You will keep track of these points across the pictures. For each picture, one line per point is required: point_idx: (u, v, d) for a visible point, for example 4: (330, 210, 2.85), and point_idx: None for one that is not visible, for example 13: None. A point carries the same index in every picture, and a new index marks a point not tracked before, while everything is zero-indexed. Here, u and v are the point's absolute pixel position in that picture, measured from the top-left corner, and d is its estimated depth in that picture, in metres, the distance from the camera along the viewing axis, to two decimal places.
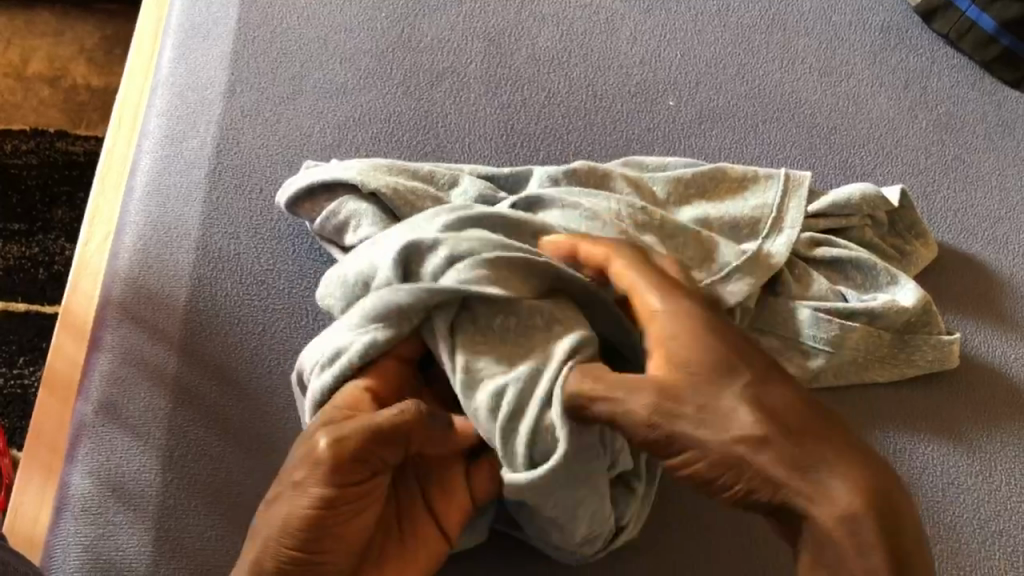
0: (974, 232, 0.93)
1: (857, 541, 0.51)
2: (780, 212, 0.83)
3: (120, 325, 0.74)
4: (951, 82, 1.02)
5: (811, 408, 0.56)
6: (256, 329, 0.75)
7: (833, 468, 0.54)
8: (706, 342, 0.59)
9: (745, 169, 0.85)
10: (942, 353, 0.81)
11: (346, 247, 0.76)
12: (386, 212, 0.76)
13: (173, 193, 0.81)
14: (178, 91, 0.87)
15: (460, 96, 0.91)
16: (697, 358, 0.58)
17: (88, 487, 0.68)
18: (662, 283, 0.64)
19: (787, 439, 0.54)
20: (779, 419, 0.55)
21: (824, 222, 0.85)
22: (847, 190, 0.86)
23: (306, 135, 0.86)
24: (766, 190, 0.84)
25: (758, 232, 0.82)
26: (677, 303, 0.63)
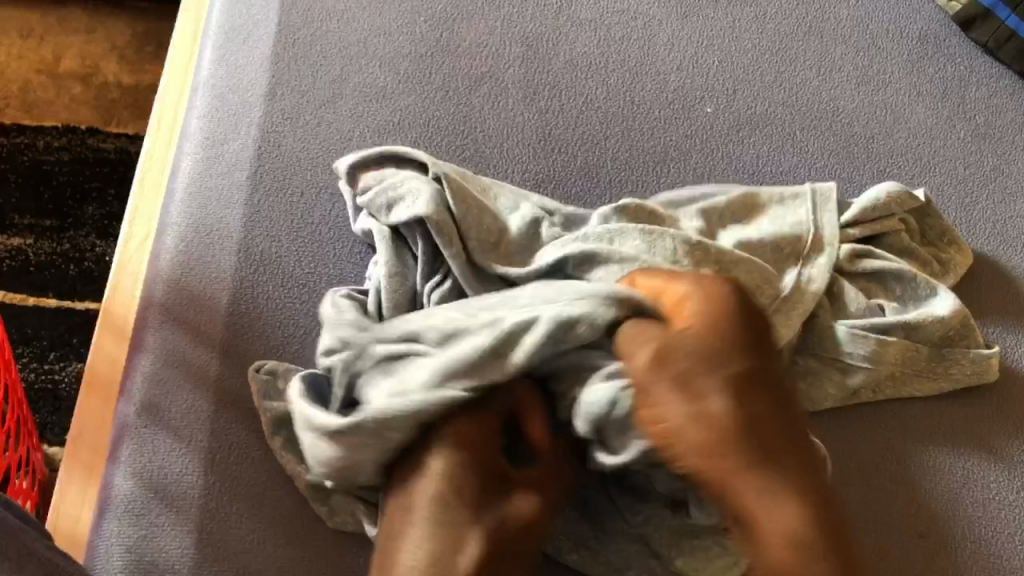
0: (1014, 244, 0.92)
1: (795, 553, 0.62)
2: (819, 228, 0.83)
3: (162, 326, 0.75)
4: (989, 92, 1.02)
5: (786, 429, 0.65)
6: (298, 332, 0.76)
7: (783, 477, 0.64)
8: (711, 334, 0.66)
9: (772, 193, 0.85)
10: (983, 365, 0.80)
11: (386, 223, 0.77)
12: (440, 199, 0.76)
13: (214, 195, 0.81)
14: (219, 92, 0.87)
15: (498, 101, 0.91)
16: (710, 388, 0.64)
17: (132, 488, 0.68)
18: (709, 303, 0.66)
19: (730, 460, 0.63)
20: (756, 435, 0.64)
21: (856, 230, 0.85)
22: (872, 192, 0.86)
23: (346, 139, 0.86)
24: (798, 208, 0.84)
25: (801, 249, 0.82)
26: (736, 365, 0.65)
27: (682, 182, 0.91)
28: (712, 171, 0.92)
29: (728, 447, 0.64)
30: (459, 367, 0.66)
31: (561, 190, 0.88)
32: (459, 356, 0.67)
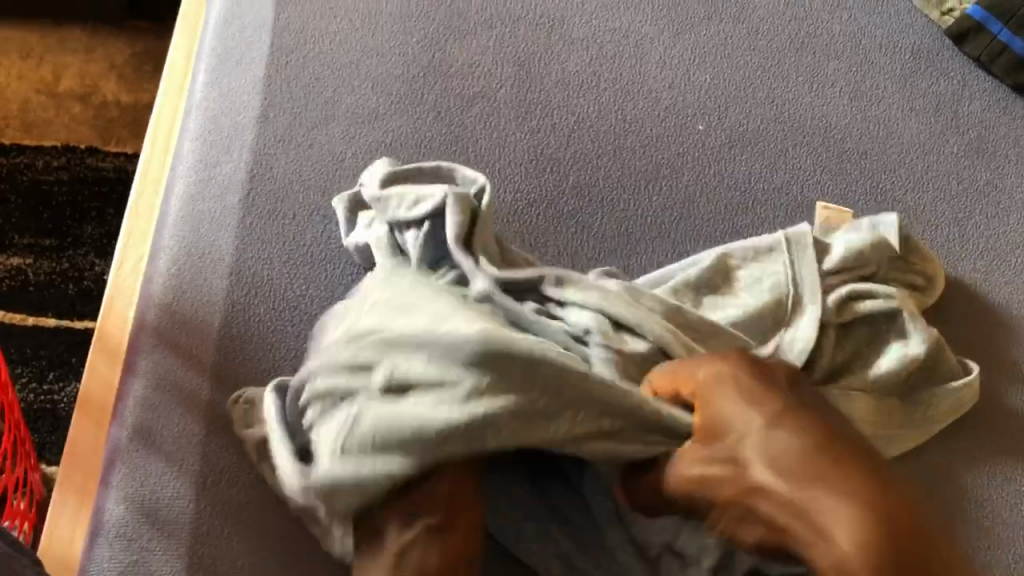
0: (1007, 258, 0.92)
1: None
2: (796, 284, 0.80)
3: (154, 350, 0.75)
4: (982, 106, 1.02)
5: (839, 459, 0.60)
6: (289, 354, 0.76)
7: (839, 519, 0.58)
8: (723, 395, 0.65)
9: (744, 252, 0.83)
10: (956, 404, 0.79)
11: (405, 219, 0.79)
12: (468, 202, 0.79)
13: (207, 218, 0.82)
14: (212, 115, 0.88)
15: (490, 120, 0.92)
16: (742, 455, 0.62)
17: (124, 512, 0.68)
18: (731, 381, 0.66)
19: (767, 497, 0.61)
20: (799, 483, 0.60)
21: (841, 277, 0.82)
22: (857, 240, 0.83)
23: (339, 160, 0.86)
24: (771, 263, 0.82)
25: (783, 312, 0.79)
26: (761, 425, 0.63)
27: (674, 199, 0.91)
28: (704, 189, 0.92)
29: (767, 500, 0.61)
30: (405, 433, 0.63)
31: (553, 210, 0.89)
32: (409, 417, 0.63)
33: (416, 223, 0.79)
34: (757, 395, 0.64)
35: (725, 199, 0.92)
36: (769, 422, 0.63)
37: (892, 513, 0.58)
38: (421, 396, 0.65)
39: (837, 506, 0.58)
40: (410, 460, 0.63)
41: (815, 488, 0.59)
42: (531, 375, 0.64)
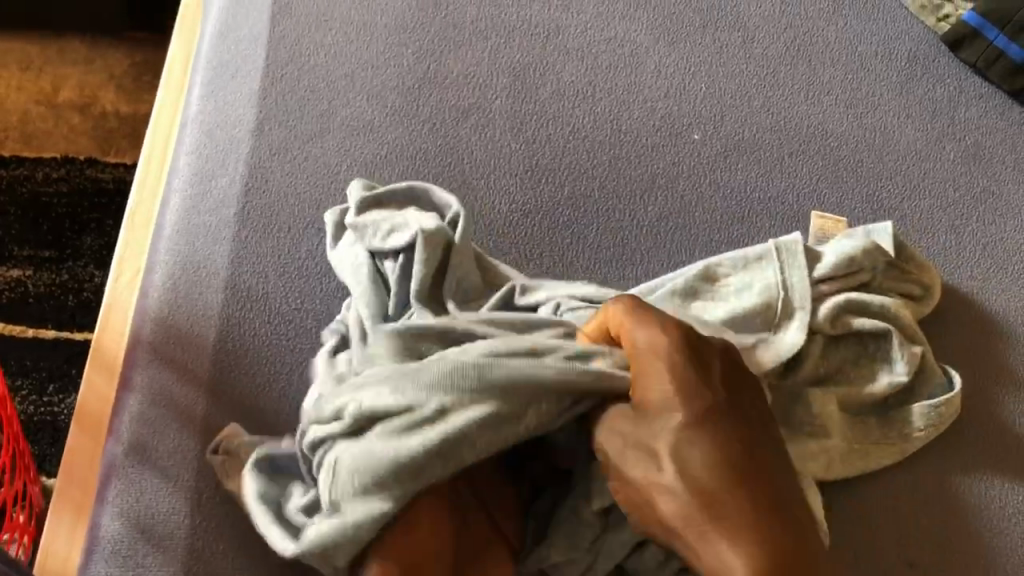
0: (1004, 266, 0.92)
1: None
2: (787, 290, 0.80)
3: (150, 365, 0.75)
4: (978, 112, 1.01)
5: (752, 480, 0.60)
6: (283, 368, 0.76)
7: (737, 541, 0.58)
8: (663, 376, 0.64)
9: (733, 260, 0.83)
10: (940, 418, 0.79)
11: (381, 249, 0.78)
12: (441, 232, 0.77)
13: (202, 232, 0.82)
14: (207, 128, 0.88)
15: (485, 132, 0.92)
16: (658, 448, 0.61)
17: (119, 528, 0.68)
18: (669, 362, 0.64)
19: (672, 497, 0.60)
20: (702, 493, 0.59)
21: (830, 283, 0.82)
22: (851, 245, 0.83)
23: (334, 173, 0.86)
24: (763, 271, 0.82)
25: (772, 318, 0.79)
26: (682, 423, 0.62)
27: (670, 209, 0.91)
28: (700, 198, 0.92)
29: (670, 499, 0.60)
30: (376, 470, 0.62)
31: (548, 221, 0.89)
32: (380, 452, 0.63)
33: (392, 254, 0.78)
34: (691, 388, 0.63)
35: (721, 208, 0.92)
36: (690, 421, 0.62)
37: (790, 544, 0.58)
38: (388, 427, 0.64)
39: (737, 529, 0.58)
40: (389, 495, 0.62)
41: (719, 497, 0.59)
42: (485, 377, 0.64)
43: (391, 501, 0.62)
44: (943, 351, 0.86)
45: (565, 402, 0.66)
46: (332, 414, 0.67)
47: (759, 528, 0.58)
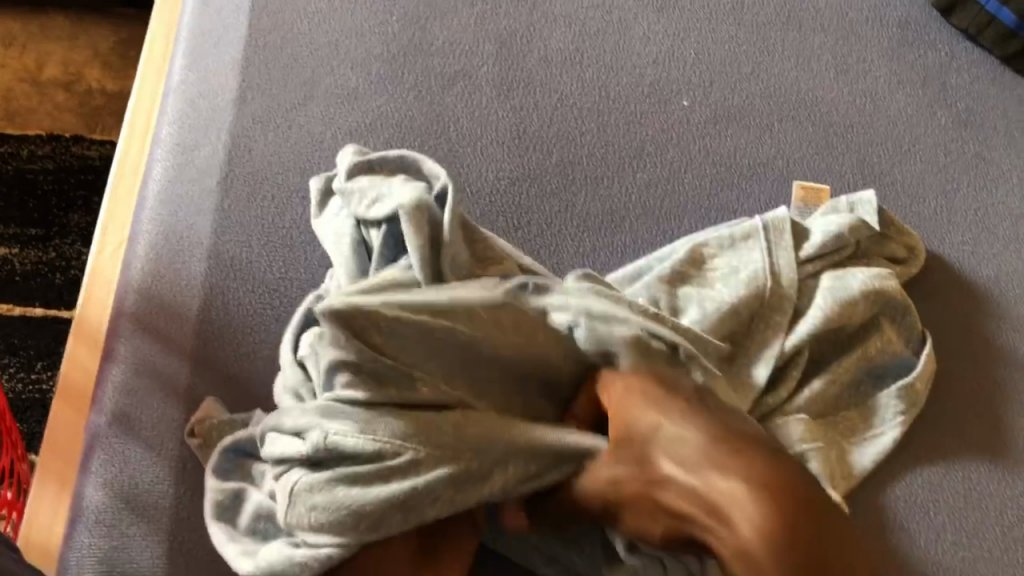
0: (995, 230, 0.91)
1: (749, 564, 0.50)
2: (774, 272, 0.79)
3: (133, 335, 0.74)
4: (970, 78, 1.00)
5: (742, 443, 0.54)
6: (268, 337, 0.75)
7: (734, 501, 0.52)
8: (637, 400, 0.61)
9: (720, 241, 0.81)
10: (914, 397, 0.77)
11: (366, 218, 0.75)
12: (427, 207, 0.74)
13: (185, 201, 0.81)
14: (189, 98, 0.87)
15: (471, 99, 0.91)
16: (647, 453, 0.58)
17: (102, 499, 0.68)
18: (638, 388, 0.63)
19: (671, 490, 0.55)
20: (692, 464, 0.55)
21: (814, 264, 0.80)
22: (835, 224, 0.82)
23: (317, 142, 0.85)
24: (751, 251, 0.80)
25: (761, 301, 0.78)
26: (662, 423, 0.58)
27: (658, 176, 0.90)
28: (690, 166, 0.91)
29: (666, 494, 0.56)
30: (339, 518, 0.60)
31: (536, 188, 0.88)
32: (340, 498, 0.60)
33: (375, 222, 0.75)
34: (662, 401, 0.60)
35: (710, 175, 0.91)
36: (664, 418, 0.58)
37: (795, 530, 0.50)
38: (353, 471, 0.61)
39: (739, 502, 0.51)
40: (339, 543, 0.60)
41: (701, 458, 0.55)
42: (462, 431, 0.63)
43: (341, 548, 0.60)
44: (934, 316, 0.85)
45: (529, 467, 0.64)
46: (290, 429, 0.64)
47: (763, 503, 0.51)
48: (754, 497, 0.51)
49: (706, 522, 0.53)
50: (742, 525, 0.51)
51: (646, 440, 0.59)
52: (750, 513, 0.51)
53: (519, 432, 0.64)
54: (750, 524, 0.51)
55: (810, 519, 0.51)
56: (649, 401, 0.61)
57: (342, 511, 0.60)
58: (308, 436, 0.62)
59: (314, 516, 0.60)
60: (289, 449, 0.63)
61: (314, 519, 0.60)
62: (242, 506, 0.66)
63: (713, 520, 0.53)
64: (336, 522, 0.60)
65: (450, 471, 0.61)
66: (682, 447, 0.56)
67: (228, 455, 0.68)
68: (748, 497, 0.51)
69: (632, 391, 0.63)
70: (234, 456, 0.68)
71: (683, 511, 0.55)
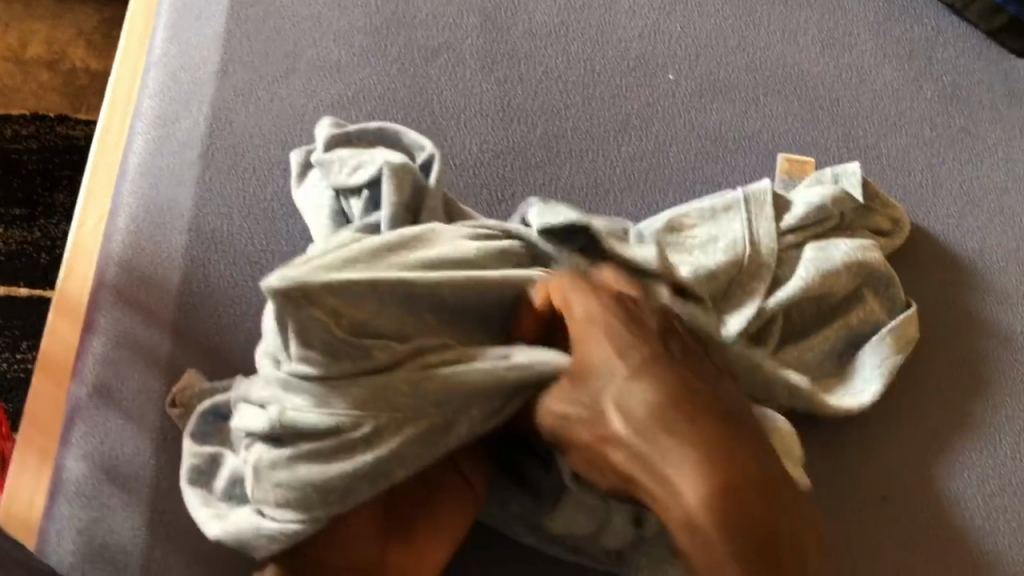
0: (980, 203, 0.91)
1: (695, 537, 0.51)
2: (754, 242, 0.79)
3: (113, 307, 0.74)
4: (956, 52, 1.00)
5: (697, 409, 0.54)
6: (249, 309, 0.75)
7: (685, 472, 0.52)
8: (598, 341, 0.59)
9: (701, 211, 0.81)
10: (894, 358, 0.78)
11: (348, 186, 0.75)
12: (411, 173, 0.74)
13: (165, 174, 0.80)
14: (170, 71, 0.86)
15: (455, 72, 0.90)
16: (602, 404, 0.56)
17: (82, 470, 0.68)
18: (601, 325, 0.60)
19: (627, 450, 0.55)
20: (646, 428, 0.54)
21: (796, 236, 0.80)
22: (818, 196, 0.82)
23: (300, 114, 0.85)
24: (732, 222, 0.80)
25: (740, 271, 0.77)
26: (622, 376, 0.57)
27: (643, 149, 0.90)
28: (675, 139, 0.91)
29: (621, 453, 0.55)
30: (302, 493, 0.59)
31: (520, 161, 0.87)
32: (305, 475, 0.59)
33: (356, 190, 0.75)
34: (627, 346, 0.58)
35: (695, 148, 0.91)
36: (627, 373, 0.57)
37: (743, 507, 0.51)
38: (312, 446, 0.60)
39: (690, 469, 0.52)
40: (304, 519, 0.60)
41: (659, 421, 0.54)
42: (420, 386, 0.61)
43: (307, 524, 0.60)
44: (918, 288, 0.85)
45: (495, 404, 0.63)
46: (256, 402, 0.63)
47: (709, 473, 0.51)
48: (704, 471, 0.52)
49: (659, 489, 0.53)
50: (689, 497, 0.51)
51: (604, 394, 0.57)
52: (700, 487, 0.51)
53: (477, 371, 0.62)
54: (697, 495, 0.51)
55: (758, 498, 0.52)
56: (610, 348, 0.58)
57: (305, 486, 0.59)
58: (269, 410, 0.61)
59: (278, 491, 0.60)
60: (252, 425, 0.62)
61: (278, 494, 0.60)
62: (218, 470, 0.66)
63: (664, 486, 0.53)
64: (298, 497, 0.59)
65: (412, 437, 0.60)
66: (642, 407, 0.55)
67: (208, 417, 0.68)
68: (699, 467, 0.52)
69: (593, 329, 0.60)
70: (214, 420, 0.68)
71: (636, 471, 0.54)
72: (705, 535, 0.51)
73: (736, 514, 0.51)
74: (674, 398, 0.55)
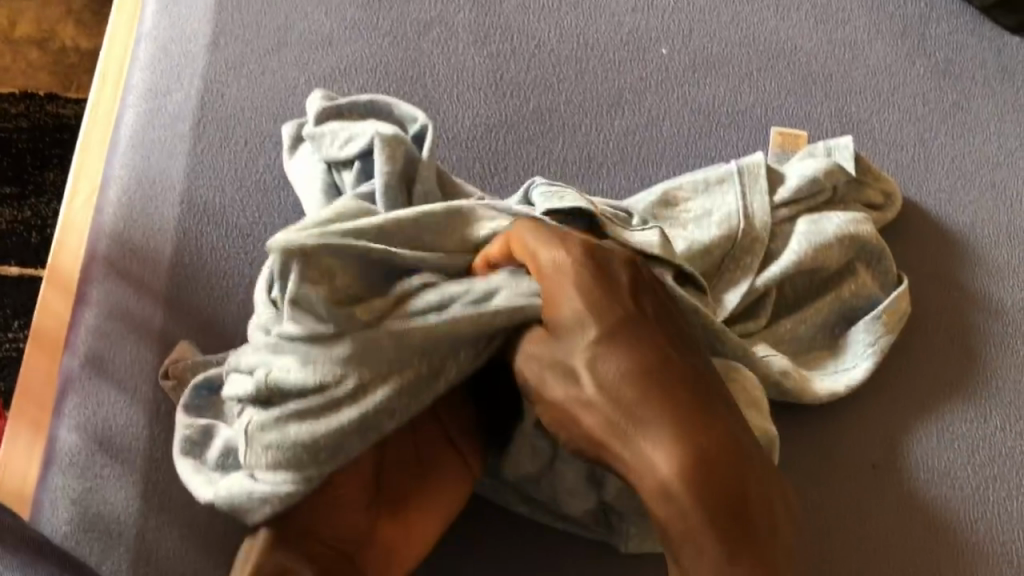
0: (972, 178, 0.91)
1: (670, 506, 0.53)
2: (747, 215, 0.79)
3: (105, 279, 0.74)
4: (949, 28, 1.00)
5: (672, 381, 0.56)
6: (242, 282, 0.75)
7: (661, 443, 0.54)
8: (568, 291, 0.60)
9: (695, 184, 0.81)
10: (888, 332, 0.78)
11: (340, 160, 0.75)
12: (402, 144, 0.74)
13: (157, 147, 0.80)
14: (161, 44, 0.85)
15: (448, 45, 0.90)
16: (574, 365, 0.57)
17: (75, 441, 0.68)
18: (570, 274, 0.60)
19: (602, 417, 0.55)
20: (622, 397, 0.55)
21: (789, 209, 0.81)
22: (811, 169, 0.82)
23: (292, 87, 0.84)
24: (725, 195, 0.81)
25: (733, 243, 0.78)
26: (595, 338, 0.57)
27: (636, 122, 0.90)
28: (668, 113, 0.91)
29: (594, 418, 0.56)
30: (294, 453, 0.59)
31: (513, 135, 0.87)
32: (293, 435, 0.59)
33: (349, 163, 0.75)
34: (599, 302, 0.59)
35: (689, 122, 0.91)
36: (599, 335, 0.57)
37: (719, 481, 0.53)
38: (299, 406, 0.60)
39: (666, 442, 0.54)
40: (297, 480, 0.59)
41: (636, 392, 0.55)
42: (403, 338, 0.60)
43: (300, 484, 0.59)
44: (909, 262, 0.85)
45: (479, 344, 0.62)
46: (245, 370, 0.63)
47: (685, 446, 0.53)
48: (681, 443, 0.54)
49: (633, 459, 0.54)
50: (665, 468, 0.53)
51: (577, 356, 0.57)
52: (676, 459, 0.53)
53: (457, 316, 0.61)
54: (672, 467, 0.53)
55: (732, 471, 0.53)
56: (583, 306, 0.59)
57: (295, 447, 0.59)
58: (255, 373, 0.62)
59: (269, 453, 0.60)
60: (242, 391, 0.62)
61: (268, 456, 0.60)
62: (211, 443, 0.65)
63: (639, 456, 0.54)
64: (290, 458, 0.59)
65: (398, 389, 0.60)
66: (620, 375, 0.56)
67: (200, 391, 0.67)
68: (676, 441, 0.54)
69: (562, 277, 0.60)
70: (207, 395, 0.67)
71: (609, 439, 0.55)
72: (681, 505, 0.52)
73: (712, 487, 0.53)
74: (649, 370, 0.56)
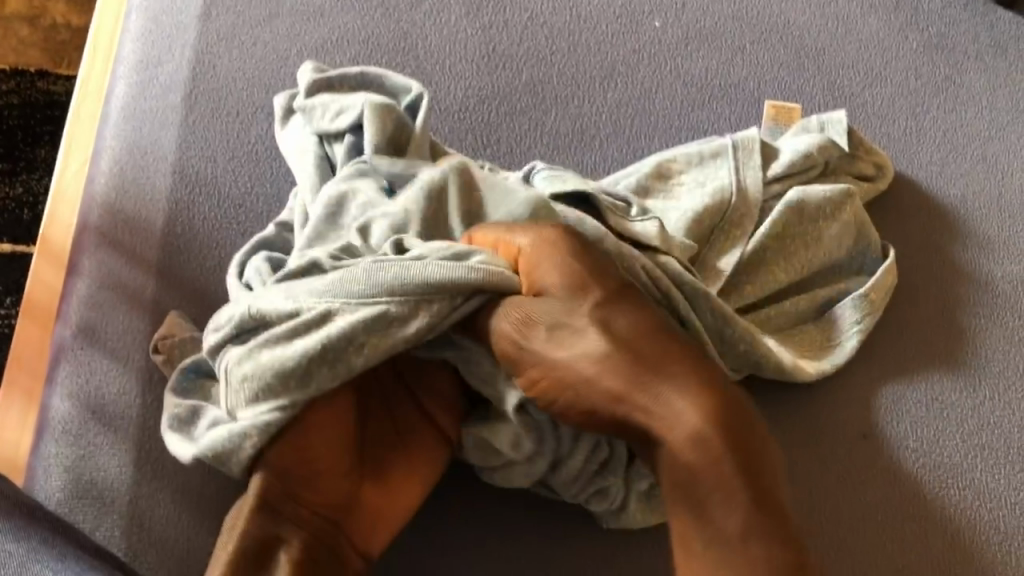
0: (963, 151, 0.91)
1: (701, 451, 0.54)
2: (739, 188, 0.79)
3: (97, 249, 0.74)
4: (942, 2, 1.00)
5: (679, 340, 0.58)
6: (233, 252, 0.75)
7: (683, 392, 0.56)
8: (556, 262, 0.61)
9: (688, 156, 0.81)
10: (873, 306, 0.78)
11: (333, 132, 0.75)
12: (395, 116, 0.74)
13: (149, 117, 0.80)
14: (152, 15, 0.85)
15: (440, 17, 0.89)
16: (580, 326, 0.59)
17: (68, 409, 0.68)
18: (553, 247, 0.62)
19: (619, 373, 0.57)
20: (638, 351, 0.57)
21: (782, 183, 0.81)
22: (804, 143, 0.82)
23: (283, 58, 0.84)
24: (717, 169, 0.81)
25: (726, 216, 0.78)
26: (597, 301, 0.59)
27: (629, 95, 0.90)
28: (660, 86, 0.91)
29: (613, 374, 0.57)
30: (267, 377, 0.60)
31: (505, 106, 0.87)
32: (265, 361, 0.61)
33: (340, 136, 0.75)
34: (592, 269, 0.60)
35: (681, 95, 0.91)
36: (602, 298, 0.59)
37: (741, 427, 0.55)
38: (272, 334, 0.62)
39: (689, 393, 0.56)
40: (275, 407, 0.60)
41: (648, 348, 0.57)
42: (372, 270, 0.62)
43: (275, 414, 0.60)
44: (899, 233, 0.86)
45: (456, 299, 0.62)
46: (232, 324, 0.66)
47: (705, 394, 0.56)
48: (706, 391, 0.56)
49: (657, 410, 0.56)
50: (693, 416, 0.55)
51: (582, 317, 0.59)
52: (700, 405, 0.55)
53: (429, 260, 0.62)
54: (699, 414, 0.55)
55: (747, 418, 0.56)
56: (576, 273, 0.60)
57: (268, 371, 0.60)
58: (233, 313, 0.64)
59: (243, 381, 0.61)
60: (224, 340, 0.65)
61: (243, 385, 0.61)
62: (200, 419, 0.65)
63: (663, 406, 0.56)
64: (264, 383, 0.60)
65: (363, 316, 0.61)
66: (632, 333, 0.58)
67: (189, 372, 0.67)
68: (698, 388, 0.56)
69: (546, 251, 0.62)
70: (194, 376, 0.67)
71: (627, 392, 0.57)
72: (714, 449, 0.54)
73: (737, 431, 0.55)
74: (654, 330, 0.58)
